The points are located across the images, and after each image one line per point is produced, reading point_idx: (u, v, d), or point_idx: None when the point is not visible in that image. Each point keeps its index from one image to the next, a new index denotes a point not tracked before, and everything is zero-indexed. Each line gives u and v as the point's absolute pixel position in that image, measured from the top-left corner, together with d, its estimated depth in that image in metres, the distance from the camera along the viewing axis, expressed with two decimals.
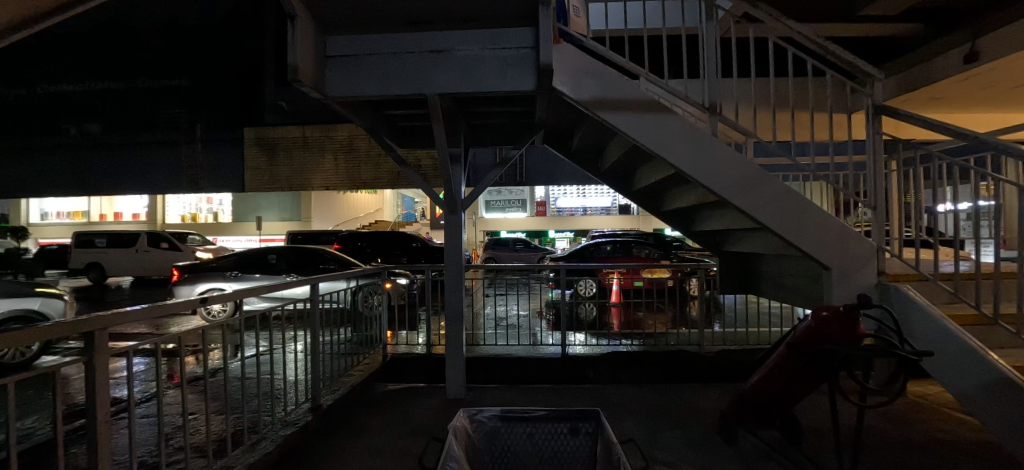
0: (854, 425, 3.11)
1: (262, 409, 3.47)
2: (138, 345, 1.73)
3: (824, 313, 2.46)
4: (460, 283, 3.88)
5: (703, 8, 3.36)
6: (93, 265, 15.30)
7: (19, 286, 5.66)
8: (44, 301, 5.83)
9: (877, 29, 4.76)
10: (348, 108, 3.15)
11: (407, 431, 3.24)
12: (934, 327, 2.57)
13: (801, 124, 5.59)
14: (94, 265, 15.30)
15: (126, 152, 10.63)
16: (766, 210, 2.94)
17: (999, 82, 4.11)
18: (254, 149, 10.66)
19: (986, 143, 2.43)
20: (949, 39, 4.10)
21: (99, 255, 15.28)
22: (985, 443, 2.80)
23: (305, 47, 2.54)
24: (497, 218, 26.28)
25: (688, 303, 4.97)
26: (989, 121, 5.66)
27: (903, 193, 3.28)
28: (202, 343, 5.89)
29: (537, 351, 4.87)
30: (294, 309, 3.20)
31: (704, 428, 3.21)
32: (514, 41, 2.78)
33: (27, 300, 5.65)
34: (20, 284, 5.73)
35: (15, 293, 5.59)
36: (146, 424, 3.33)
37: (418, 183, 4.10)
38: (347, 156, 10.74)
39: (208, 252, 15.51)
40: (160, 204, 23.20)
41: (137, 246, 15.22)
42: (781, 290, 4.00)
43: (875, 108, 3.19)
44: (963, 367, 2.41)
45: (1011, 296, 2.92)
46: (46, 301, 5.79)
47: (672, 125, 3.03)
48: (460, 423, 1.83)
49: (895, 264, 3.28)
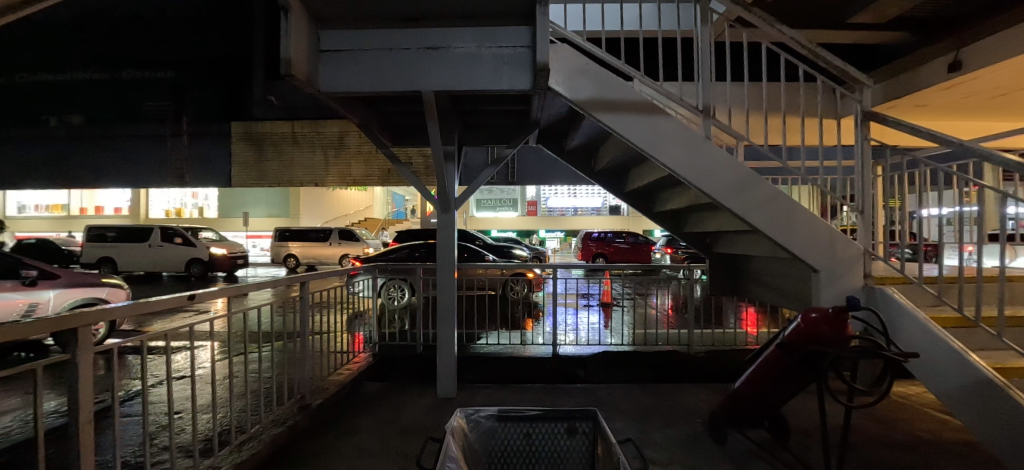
0: (841, 426, 3.17)
1: (251, 410, 3.40)
2: (122, 343, 1.67)
3: (813, 315, 2.50)
4: (453, 281, 3.87)
5: (697, 12, 3.38)
6: (104, 261, 15.02)
7: (89, 277, 6.05)
8: (110, 291, 6.22)
9: (864, 36, 4.87)
10: (340, 104, 3.12)
11: (401, 431, 3.20)
12: (918, 330, 2.62)
13: (791, 127, 5.68)
14: (107, 260, 14.99)
15: (104, 147, 10.09)
16: (756, 212, 2.98)
17: (983, 90, 4.21)
18: (242, 144, 10.30)
19: (970, 149, 2.46)
20: (933, 49, 4.21)
21: (109, 250, 14.97)
22: (967, 443, 2.87)
23: (298, 40, 2.49)
24: (487, 218, 26.34)
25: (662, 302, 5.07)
26: (971, 128, 5.79)
27: (890, 198, 3.33)
28: (188, 341, 5.78)
29: (522, 352, 4.86)
30: (285, 304, 3.16)
31: (693, 427, 3.26)
32: (509, 40, 2.77)
33: (98, 289, 6.05)
34: (89, 274, 6.08)
35: (86, 282, 5.93)
36: (130, 424, 3.24)
37: (410, 180, 4.04)
38: (337, 153, 10.46)
39: (222, 248, 15.30)
40: (142, 198, 22.33)
41: (151, 241, 14.98)
42: (770, 291, 4.07)
43: (865, 114, 3.23)
44: (947, 370, 2.45)
45: (992, 299, 2.98)
46: (113, 291, 6.19)
47: (664, 126, 3.06)
48: (458, 423, 1.78)
49: (880, 268, 3.31)
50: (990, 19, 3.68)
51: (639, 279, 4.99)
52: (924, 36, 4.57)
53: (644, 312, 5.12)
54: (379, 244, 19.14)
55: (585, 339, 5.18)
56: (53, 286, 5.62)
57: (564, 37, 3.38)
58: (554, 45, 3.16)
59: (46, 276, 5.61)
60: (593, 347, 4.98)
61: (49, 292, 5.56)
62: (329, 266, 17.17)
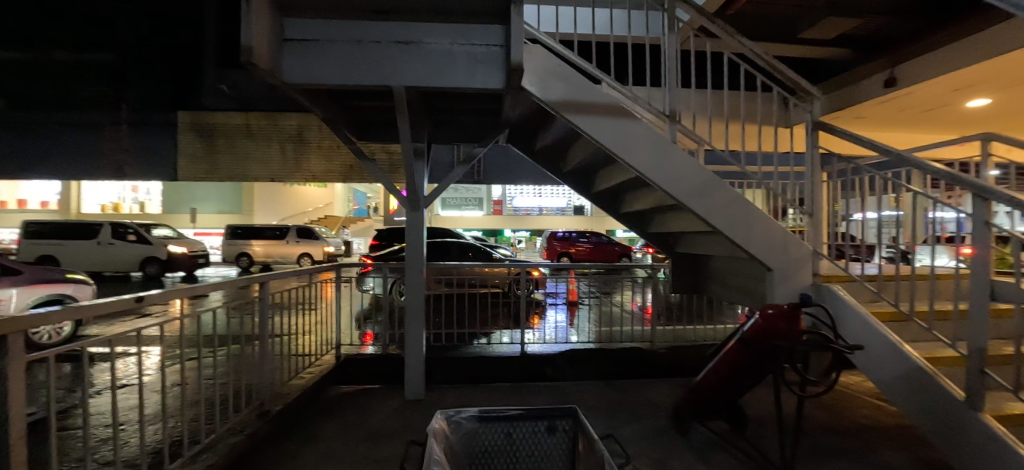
0: (793, 415, 3.39)
1: (205, 418, 3.20)
2: (62, 350, 1.51)
3: (770, 311, 2.65)
4: (422, 280, 3.81)
5: (664, 20, 3.49)
6: (47, 259, 13.53)
7: (53, 273, 5.96)
8: (76, 288, 6.19)
9: (813, 51, 5.22)
10: (304, 96, 2.98)
11: (369, 435, 3.12)
12: (861, 323, 2.84)
13: (747, 134, 6.00)
14: (50, 259, 13.54)
15: (19, 136, 8.75)
16: (717, 213, 3.13)
17: (913, 105, 4.64)
18: (191, 135, 9.28)
19: (907, 159, 2.69)
20: (872, 66, 4.58)
21: (53, 247, 13.52)
22: (899, 427, 3.15)
23: (261, 27, 2.35)
24: (452, 217, 26.07)
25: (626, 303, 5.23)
26: (903, 139, 6.33)
27: (834, 203, 3.59)
28: (129, 346, 5.33)
29: (490, 350, 4.88)
30: (243, 306, 3.00)
31: (657, 421, 3.37)
32: (483, 38, 2.74)
33: (64, 285, 6.00)
34: (54, 271, 6.02)
35: (52, 279, 5.88)
36: (66, 439, 2.96)
37: (378, 177, 3.93)
38: (295, 146, 9.79)
39: (181, 245, 14.36)
40: (73, 192, 20.59)
41: (100, 238, 13.75)
42: (728, 289, 4.28)
43: (814, 123, 3.46)
44: (885, 361, 2.68)
45: (920, 295, 3.29)
46: (79, 287, 6.13)
47: (633, 129, 3.15)
48: (438, 425, 1.74)
49: (826, 268, 3.56)
50: (922, 40, 4.04)
51: (603, 278, 5.14)
52: (865, 53, 4.94)
53: (610, 309, 5.29)
54: (338, 243, 18.52)
55: (548, 337, 5.27)
56: (18, 283, 5.55)
57: (536, 37, 3.40)
58: (527, 45, 3.17)
59: (9, 273, 5.52)
60: (556, 346, 5.05)
61: (13, 289, 5.45)
62: (285, 265, 16.45)
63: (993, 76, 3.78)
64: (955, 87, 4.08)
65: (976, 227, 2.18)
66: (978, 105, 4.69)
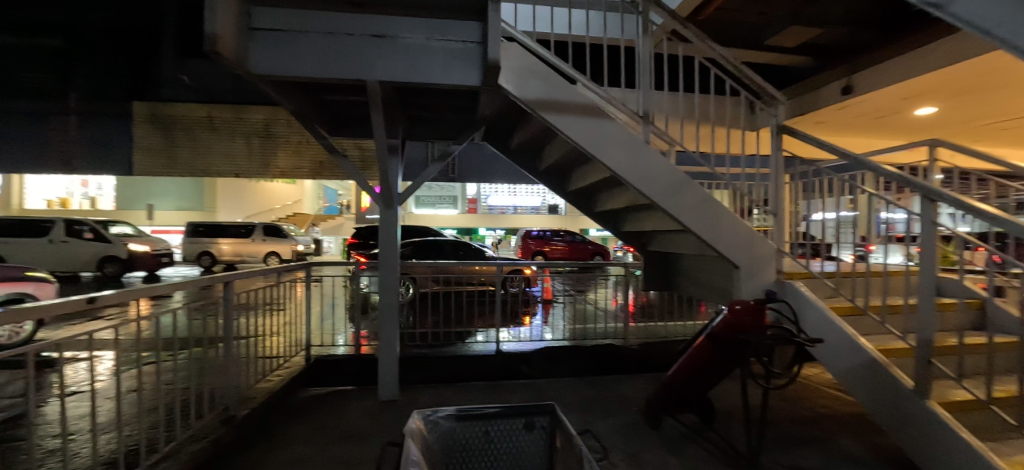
0: (759, 407, 3.53)
1: (165, 425, 3.03)
2: (5, 356, 1.40)
3: (737, 307, 2.74)
4: (397, 279, 3.75)
5: (639, 22, 3.56)
6: None
7: (11, 270, 5.72)
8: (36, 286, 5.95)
9: (777, 58, 5.46)
10: (273, 88, 2.86)
11: (342, 438, 3.05)
12: (820, 318, 3.00)
13: (716, 137, 6.21)
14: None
15: None
16: (687, 213, 3.22)
17: (868, 112, 4.92)
18: (147, 127, 8.36)
19: (863, 163, 2.84)
20: (831, 74, 4.83)
21: None
22: (854, 415, 3.35)
23: (227, 14, 2.24)
24: (427, 215, 25.76)
25: (600, 299, 5.27)
26: (857, 143, 6.70)
27: (796, 203, 3.76)
28: None
29: (464, 349, 4.81)
30: (206, 306, 2.86)
31: (631, 415, 3.45)
32: (460, 34, 2.72)
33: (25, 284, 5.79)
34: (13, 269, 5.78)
35: (12, 277, 5.68)
36: (8, 451, 2.73)
37: (351, 173, 3.83)
38: (266, 141, 8.97)
39: (144, 244, 13.57)
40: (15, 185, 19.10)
41: (52, 236, 12.72)
42: (697, 286, 4.42)
43: (778, 127, 3.62)
44: (843, 353, 2.83)
45: (872, 291, 3.50)
46: (40, 286, 5.87)
47: (608, 129, 3.20)
48: (415, 425, 1.72)
49: (789, 265, 3.73)
50: (876, 51, 4.29)
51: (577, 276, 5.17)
52: (825, 61, 5.20)
53: (584, 307, 5.29)
54: (308, 241, 17.97)
55: (524, 335, 5.24)
56: None
57: (513, 35, 3.39)
58: (504, 42, 3.16)
59: None
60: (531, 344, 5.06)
61: None
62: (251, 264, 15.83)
63: (938, 87, 4.06)
64: (906, 96, 4.36)
65: (925, 227, 2.33)
66: (925, 113, 5.02)
